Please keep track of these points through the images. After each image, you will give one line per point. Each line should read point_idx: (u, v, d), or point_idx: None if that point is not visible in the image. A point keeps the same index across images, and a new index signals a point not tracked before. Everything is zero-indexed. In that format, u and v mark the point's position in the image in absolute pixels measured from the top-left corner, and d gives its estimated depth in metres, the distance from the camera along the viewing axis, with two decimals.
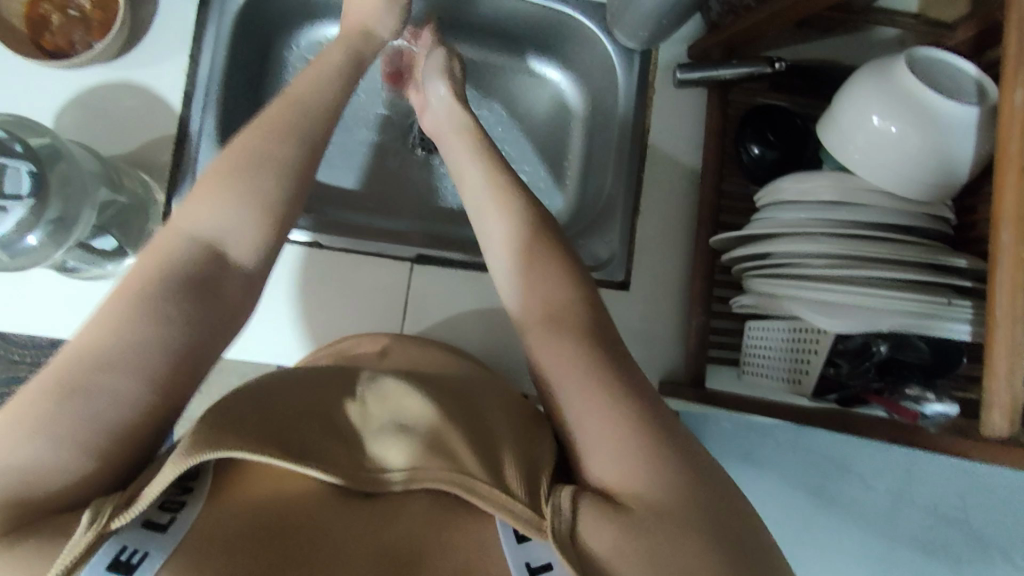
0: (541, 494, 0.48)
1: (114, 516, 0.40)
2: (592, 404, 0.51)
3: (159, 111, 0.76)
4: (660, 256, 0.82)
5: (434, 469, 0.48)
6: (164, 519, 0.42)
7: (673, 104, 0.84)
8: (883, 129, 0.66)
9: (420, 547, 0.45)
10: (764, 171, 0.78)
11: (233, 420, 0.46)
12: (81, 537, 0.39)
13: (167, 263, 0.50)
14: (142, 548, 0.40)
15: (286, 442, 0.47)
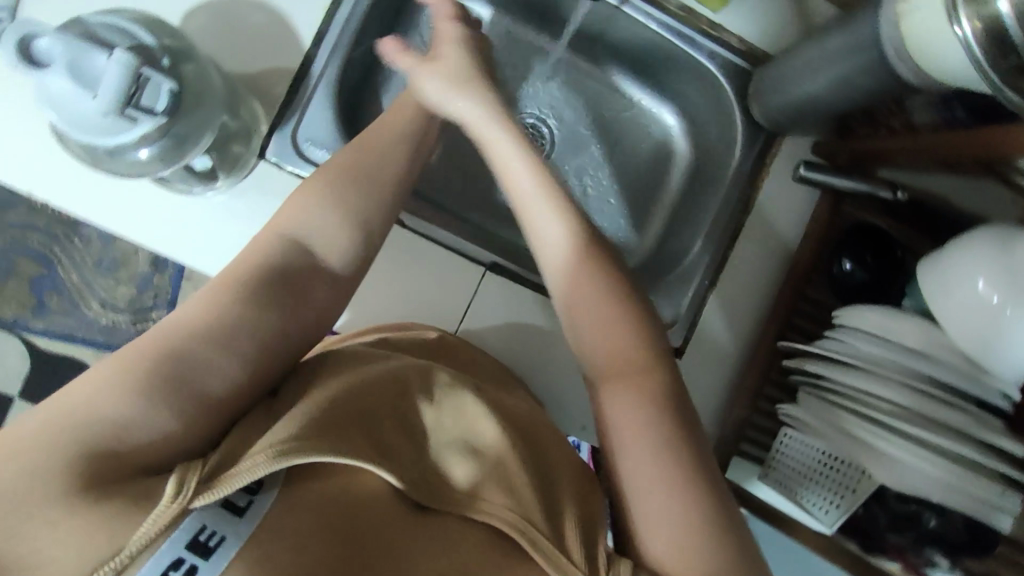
0: (598, 560, 0.47)
1: (194, 493, 0.40)
2: (651, 464, 0.50)
3: (287, 41, 0.74)
4: (724, 337, 0.81)
5: (492, 501, 0.47)
6: (241, 500, 0.42)
7: (782, 192, 0.83)
8: (983, 297, 0.66)
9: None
10: (849, 289, 0.78)
11: (319, 425, 0.45)
12: (163, 507, 0.39)
13: (273, 259, 0.52)
14: (220, 531, 0.40)
15: (377, 450, 0.46)
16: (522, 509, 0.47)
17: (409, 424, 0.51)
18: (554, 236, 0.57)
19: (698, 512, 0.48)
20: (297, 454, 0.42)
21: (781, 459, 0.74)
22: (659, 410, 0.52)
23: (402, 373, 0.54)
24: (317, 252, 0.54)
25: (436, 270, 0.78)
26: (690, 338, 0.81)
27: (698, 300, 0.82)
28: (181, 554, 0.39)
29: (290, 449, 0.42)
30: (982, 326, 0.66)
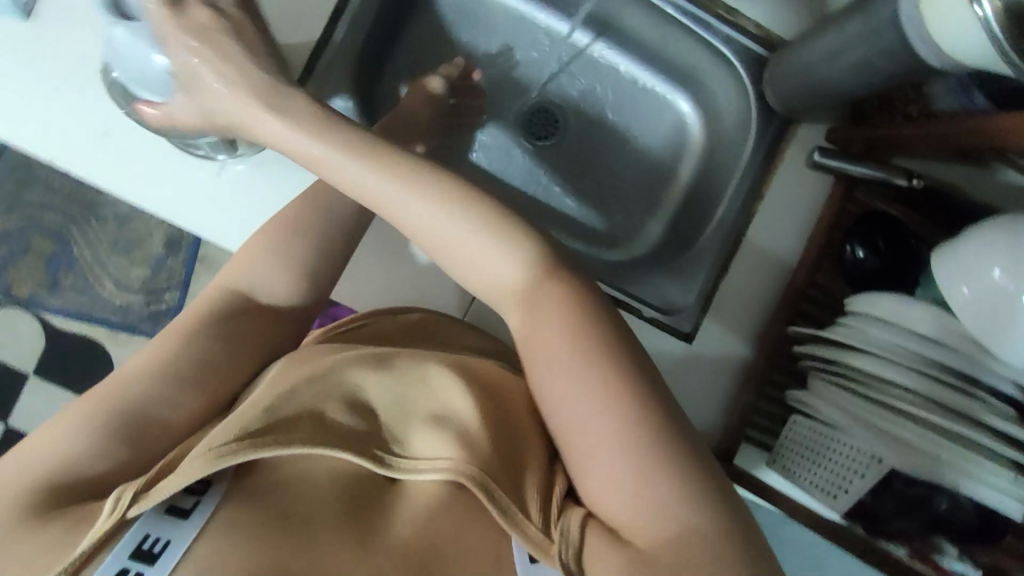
0: (553, 517, 0.48)
1: (131, 503, 0.44)
2: (612, 416, 0.48)
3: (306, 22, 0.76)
4: (732, 324, 0.81)
5: (440, 457, 0.48)
6: (187, 504, 0.46)
7: (796, 180, 0.82)
8: (999, 282, 0.65)
9: (435, 547, 0.47)
10: (860, 276, 0.77)
11: (264, 417, 0.48)
12: (103, 522, 0.44)
13: (219, 307, 0.61)
14: (163, 537, 0.45)
15: (317, 427, 0.49)
16: (478, 463, 0.48)
17: (362, 401, 0.52)
18: (510, 269, 0.54)
19: (675, 470, 0.46)
20: (233, 455, 0.45)
21: (788, 444, 0.74)
22: (640, 372, 0.50)
23: (381, 355, 0.56)
24: (262, 293, 0.63)
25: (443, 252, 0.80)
26: (699, 324, 0.81)
27: (708, 286, 0.82)
28: (126, 563, 0.43)
29: (228, 450, 0.45)
30: (998, 312, 0.64)
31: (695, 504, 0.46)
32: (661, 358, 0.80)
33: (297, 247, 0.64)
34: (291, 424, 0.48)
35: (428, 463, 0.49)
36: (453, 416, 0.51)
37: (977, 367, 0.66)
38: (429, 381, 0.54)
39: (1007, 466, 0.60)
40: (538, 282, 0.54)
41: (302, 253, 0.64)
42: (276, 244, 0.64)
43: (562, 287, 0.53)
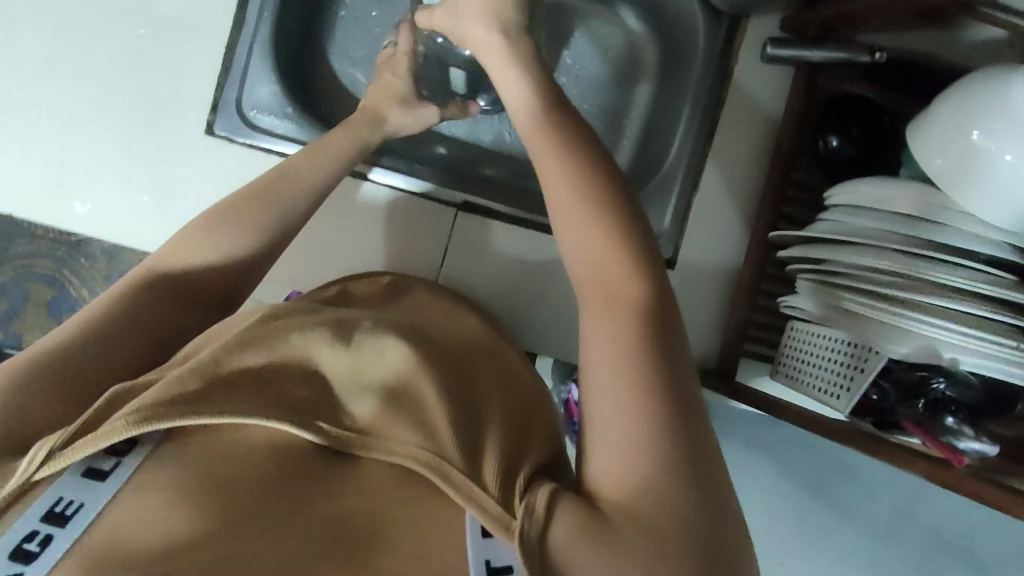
0: (518, 490, 0.43)
1: (42, 464, 0.42)
2: (612, 351, 0.44)
3: (214, 10, 0.72)
4: (712, 241, 0.79)
5: (402, 443, 0.46)
6: (106, 465, 0.44)
7: (753, 81, 0.79)
8: (977, 145, 0.62)
9: (378, 527, 0.43)
10: (836, 166, 0.74)
11: (206, 388, 0.46)
12: (14, 480, 0.41)
13: (153, 285, 0.55)
14: (77, 499, 0.42)
15: (275, 403, 0.46)
16: (433, 445, 0.45)
17: (322, 371, 0.50)
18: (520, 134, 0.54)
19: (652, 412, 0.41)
20: (163, 419, 0.43)
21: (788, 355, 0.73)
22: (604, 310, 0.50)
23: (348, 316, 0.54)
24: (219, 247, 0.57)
25: (398, 220, 0.79)
26: (679, 247, 0.79)
27: (683, 206, 0.79)
28: (35, 527, 0.40)
29: (157, 414, 0.43)
30: (980, 178, 0.61)
31: (658, 452, 0.40)
32: None
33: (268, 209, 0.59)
34: (249, 400, 0.46)
35: (382, 446, 0.46)
36: (411, 393, 0.49)
37: (971, 238, 0.62)
38: (374, 350, 0.51)
39: (1006, 331, 0.57)
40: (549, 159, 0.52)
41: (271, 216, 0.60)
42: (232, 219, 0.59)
43: (566, 170, 0.51)
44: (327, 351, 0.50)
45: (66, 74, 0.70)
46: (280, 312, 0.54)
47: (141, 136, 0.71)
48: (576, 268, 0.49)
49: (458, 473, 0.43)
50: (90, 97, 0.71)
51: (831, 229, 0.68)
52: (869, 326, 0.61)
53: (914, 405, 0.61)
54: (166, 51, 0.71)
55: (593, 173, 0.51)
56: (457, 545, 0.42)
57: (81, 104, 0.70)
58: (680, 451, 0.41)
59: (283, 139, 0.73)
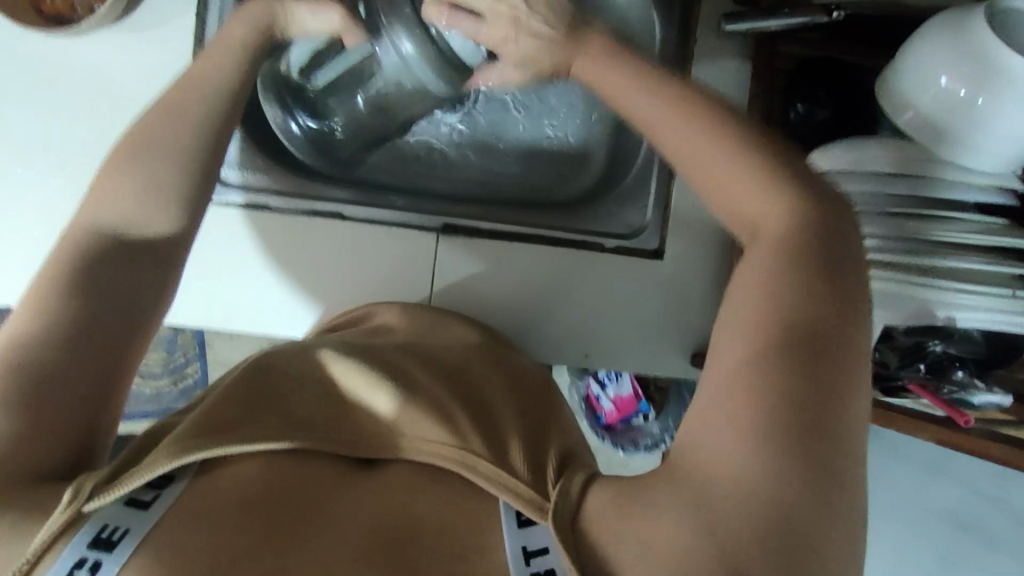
0: (549, 477, 0.46)
1: (92, 495, 0.41)
2: (733, 344, 0.42)
3: (165, 76, 0.72)
4: (696, 225, 0.79)
5: (427, 438, 0.49)
6: (148, 496, 0.44)
7: (714, 59, 0.77)
8: (947, 93, 0.60)
9: (414, 526, 0.44)
10: (813, 132, 0.72)
11: (233, 421, 0.48)
12: (58, 515, 0.40)
13: (78, 254, 0.48)
14: (122, 525, 0.41)
15: (301, 428, 0.49)
16: (457, 437, 0.49)
17: (329, 402, 0.52)
18: None
19: (757, 365, 0.41)
20: (197, 449, 0.45)
21: None
22: None
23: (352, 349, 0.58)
24: (144, 204, 0.51)
25: (383, 249, 0.78)
26: (666, 237, 0.79)
27: (664, 194, 0.79)
28: (84, 554, 0.39)
29: (191, 446, 0.45)
30: (957, 129, 0.60)
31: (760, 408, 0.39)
32: (640, 283, 0.79)
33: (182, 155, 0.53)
34: (275, 432, 0.48)
35: (407, 445, 0.49)
36: (413, 396, 0.53)
37: (952, 191, 0.60)
38: (352, 373, 0.54)
39: (1009, 279, 0.55)
40: None
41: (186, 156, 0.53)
42: (146, 159, 0.52)
43: None
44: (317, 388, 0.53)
45: (39, 162, 0.71)
46: (286, 348, 0.58)
47: None
48: None
49: (485, 463, 0.46)
50: (64, 180, 0.72)
51: None
52: None
53: (916, 369, 0.60)
54: (130, 123, 0.72)
55: None
56: (495, 538, 0.43)
57: (58, 189, 0.72)
58: (780, 394, 0.40)
59: (264, 193, 0.77)
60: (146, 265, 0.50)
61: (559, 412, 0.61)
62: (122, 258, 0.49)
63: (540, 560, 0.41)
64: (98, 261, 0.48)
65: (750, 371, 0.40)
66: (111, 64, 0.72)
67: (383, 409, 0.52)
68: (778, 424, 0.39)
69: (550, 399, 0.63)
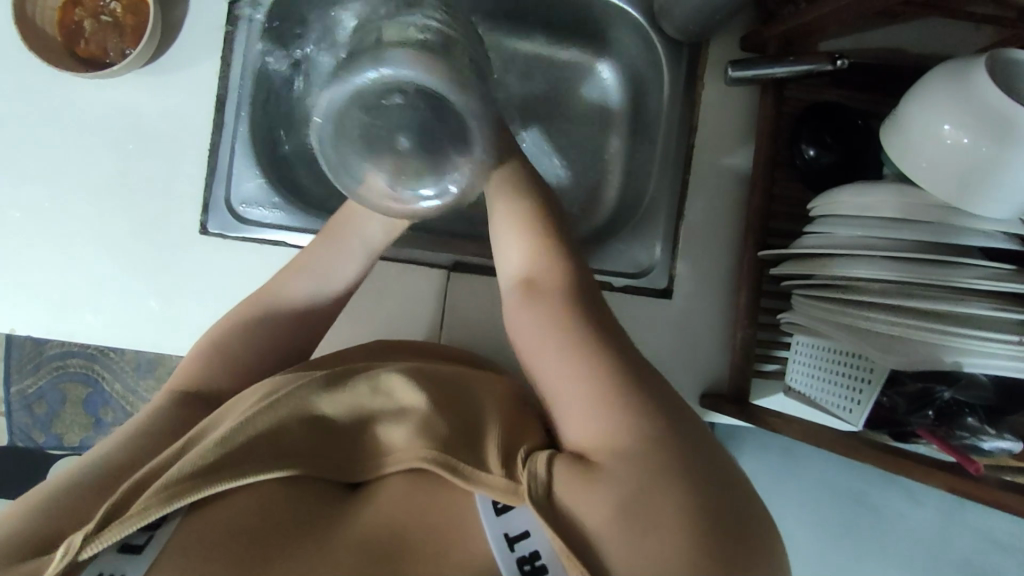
0: (519, 462, 0.47)
1: (84, 545, 0.42)
2: (567, 366, 0.48)
3: (191, 116, 0.75)
4: (702, 266, 0.80)
5: (402, 454, 0.50)
6: (140, 539, 0.45)
7: (722, 105, 0.80)
8: (951, 140, 0.61)
9: (397, 542, 0.46)
10: (819, 175, 0.74)
11: (232, 451, 0.48)
12: (58, 561, 0.42)
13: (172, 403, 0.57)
14: (118, 573, 0.43)
15: (289, 452, 0.50)
16: (433, 446, 0.48)
17: (317, 419, 0.52)
18: (512, 256, 0.58)
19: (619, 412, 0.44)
20: (190, 492, 0.45)
21: (796, 373, 0.74)
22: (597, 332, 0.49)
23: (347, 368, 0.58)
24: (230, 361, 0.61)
25: (394, 284, 0.80)
26: (674, 278, 0.80)
27: (671, 235, 0.79)
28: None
29: (183, 487, 0.45)
30: (962, 175, 0.60)
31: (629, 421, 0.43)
32: (647, 323, 0.80)
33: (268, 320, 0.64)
34: (262, 454, 0.49)
35: (392, 461, 0.51)
36: (399, 416, 0.53)
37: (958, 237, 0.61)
38: (346, 397, 0.54)
39: (1014, 324, 0.56)
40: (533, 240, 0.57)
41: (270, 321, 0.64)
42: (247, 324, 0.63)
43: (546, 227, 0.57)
44: (300, 406, 0.52)
45: (65, 199, 0.74)
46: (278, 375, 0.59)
47: (142, 245, 0.75)
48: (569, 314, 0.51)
49: (465, 463, 0.47)
50: (87, 216, 0.74)
51: (819, 243, 0.67)
52: (864, 337, 0.60)
53: (925, 414, 0.60)
54: (154, 161, 0.75)
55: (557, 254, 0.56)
56: (481, 548, 0.44)
57: (81, 225, 0.74)
58: (645, 411, 0.43)
59: (278, 229, 0.76)
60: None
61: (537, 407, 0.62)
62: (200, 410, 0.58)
63: (523, 543, 0.43)
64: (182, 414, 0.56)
65: (614, 387, 0.45)
66: (139, 108, 0.75)
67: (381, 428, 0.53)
68: (655, 419, 0.43)
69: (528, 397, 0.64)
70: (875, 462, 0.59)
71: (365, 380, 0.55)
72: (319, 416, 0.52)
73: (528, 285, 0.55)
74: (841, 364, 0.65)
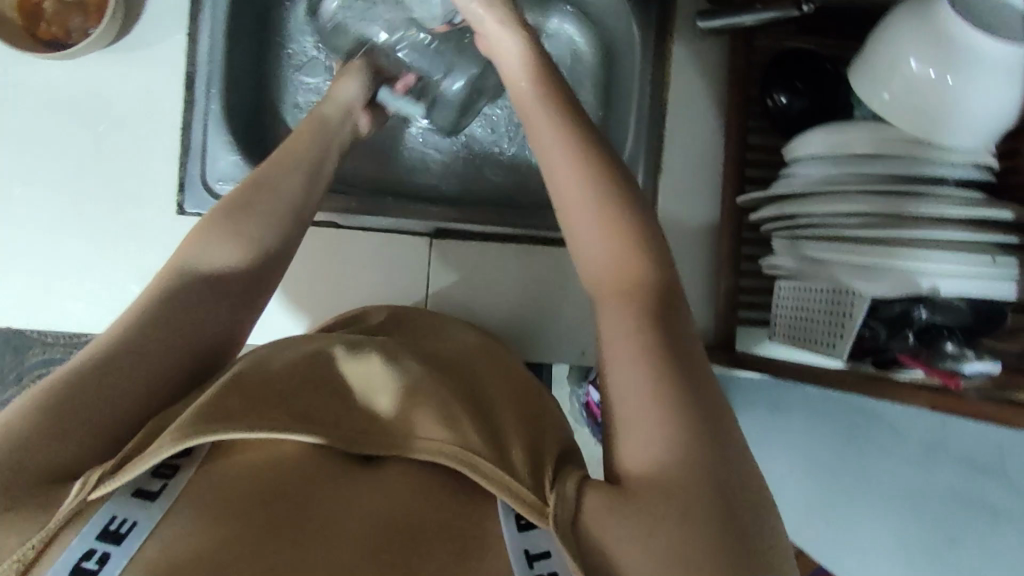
0: (547, 483, 0.45)
1: (97, 483, 0.40)
2: (627, 362, 0.43)
3: (163, 95, 0.75)
4: (683, 219, 0.82)
5: (428, 438, 0.45)
6: (155, 486, 0.42)
7: (694, 59, 0.81)
8: (918, 74, 0.61)
9: (417, 524, 0.42)
10: (791, 121, 0.74)
11: (250, 401, 0.44)
12: (68, 502, 0.40)
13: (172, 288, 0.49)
14: (131, 517, 0.40)
15: (308, 419, 0.45)
16: (457, 438, 0.45)
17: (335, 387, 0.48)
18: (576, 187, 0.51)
19: (661, 412, 0.41)
20: (209, 432, 0.42)
21: (778, 315, 0.75)
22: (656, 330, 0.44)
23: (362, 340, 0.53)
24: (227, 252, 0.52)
25: (377, 254, 0.83)
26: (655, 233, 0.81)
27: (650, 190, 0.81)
28: (92, 545, 0.39)
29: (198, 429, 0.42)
30: (930, 108, 0.61)
31: (671, 430, 0.40)
32: None
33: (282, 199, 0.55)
34: (274, 417, 0.44)
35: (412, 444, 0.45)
36: (419, 394, 0.48)
37: (928, 167, 0.62)
38: (369, 370, 0.50)
39: (990, 249, 0.57)
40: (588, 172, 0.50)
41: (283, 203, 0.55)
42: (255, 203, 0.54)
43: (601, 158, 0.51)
44: (328, 372, 0.49)
45: (40, 186, 0.73)
46: (281, 338, 0.53)
47: (122, 227, 0.74)
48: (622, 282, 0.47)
49: (488, 464, 0.44)
50: (62, 201, 0.73)
51: (795, 185, 0.68)
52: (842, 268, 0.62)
53: (905, 338, 0.61)
54: (129, 143, 0.74)
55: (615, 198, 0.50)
56: (495, 539, 0.42)
57: (57, 211, 0.73)
58: (693, 436, 0.40)
59: None
60: (234, 302, 0.51)
61: (553, 417, 0.59)
62: (208, 292, 0.50)
63: (543, 563, 0.41)
64: (194, 297, 0.49)
65: (668, 395, 0.41)
66: (107, 88, 0.74)
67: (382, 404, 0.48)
68: (702, 448, 0.40)
69: (543, 404, 0.60)
70: (861, 391, 0.60)
71: (392, 358, 0.52)
72: (353, 386, 0.49)
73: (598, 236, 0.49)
74: (818, 304, 0.67)
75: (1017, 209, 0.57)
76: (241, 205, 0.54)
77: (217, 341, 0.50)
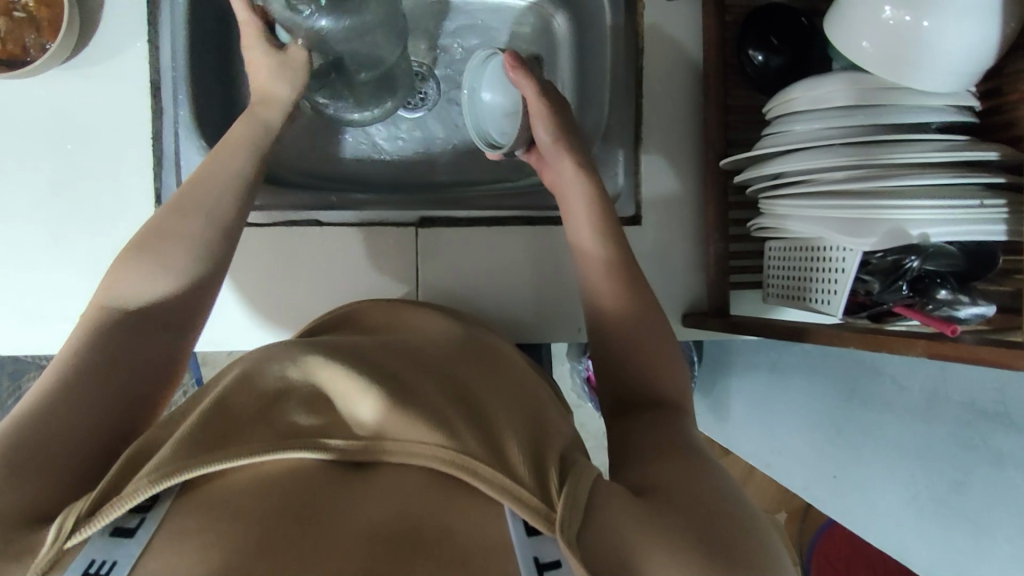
0: (553, 489, 0.43)
1: (72, 531, 0.37)
2: (655, 426, 0.52)
3: (128, 107, 0.73)
4: (667, 187, 0.81)
5: (419, 443, 0.43)
6: (132, 522, 0.38)
7: (665, 25, 0.81)
8: (894, 20, 0.60)
9: (419, 521, 0.39)
10: (770, 78, 0.73)
11: (231, 425, 0.42)
12: (45, 552, 0.37)
13: (99, 326, 0.49)
14: (111, 557, 0.36)
15: (291, 433, 0.42)
16: (450, 440, 0.43)
17: (316, 395, 0.46)
18: (590, 241, 0.65)
19: (681, 456, 0.48)
20: (183, 472, 0.39)
21: (771, 277, 0.75)
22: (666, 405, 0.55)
23: (341, 347, 0.51)
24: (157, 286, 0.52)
25: (366, 248, 0.81)
26: (641, 203, 0.81)
27: (633, 159, 0.80)
28: None
29: (177, 466, 0.39)
30: (912, 53, 0.59)
31: (693, 464, 0.47)
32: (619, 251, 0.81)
33: (212, 216, 0.56)
34: (264, 434, 0.42)
35: (404, 450, 0.43)
36: (401, 396, 0.45)
37: (908, 114, 0.62)
38: (340, 375, 0.46)
39: (979, 192, 0.57)
40: (598, 226, 0.65)
41: (207, 224, 0.55)
42: (173, 231, 0.54)
43: (603, 207, 0.66)
44: (298, 393, 0.46)
45: (11, 210, 0.71)
46: (262, 347, 0.50)
47: (102, 246, 0.73)
48: (622, 327, 0.60)
49: (486, 467, 0.41)
50: (39, 224, 0.72)
51: (777, 143, 0.67)
52: (828, 224, 0.61)
53: (899, 289, 0.61)
54: (100, 158, 0.73)
55: (620, 245, 0.65)
56: (504, 542, 0.39)
57: (33, 235, 0.72)
58: (702, 472, 0.46)
59: None
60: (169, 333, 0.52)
61: (549, 414, 0.56)
62: (136, 325, 0.50)
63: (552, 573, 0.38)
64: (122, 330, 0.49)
65: (676, 445, 0.49)
66: (72, 104, 0.72)
67: (363, 412, 0.44)
68: (710, 479, 0.45)
69: (534, 400, 0.57)
70: (858, 345, 0.60)
71: (369, 364, 0.49)
72: (332, 399, 0.45)
73: (614, 275, 0.63)
74: (811, 260, 0.66)
75: (1003, 150, 0.57)
76: (160, 233, 0.54)
77: (154, 377, 0.50)
